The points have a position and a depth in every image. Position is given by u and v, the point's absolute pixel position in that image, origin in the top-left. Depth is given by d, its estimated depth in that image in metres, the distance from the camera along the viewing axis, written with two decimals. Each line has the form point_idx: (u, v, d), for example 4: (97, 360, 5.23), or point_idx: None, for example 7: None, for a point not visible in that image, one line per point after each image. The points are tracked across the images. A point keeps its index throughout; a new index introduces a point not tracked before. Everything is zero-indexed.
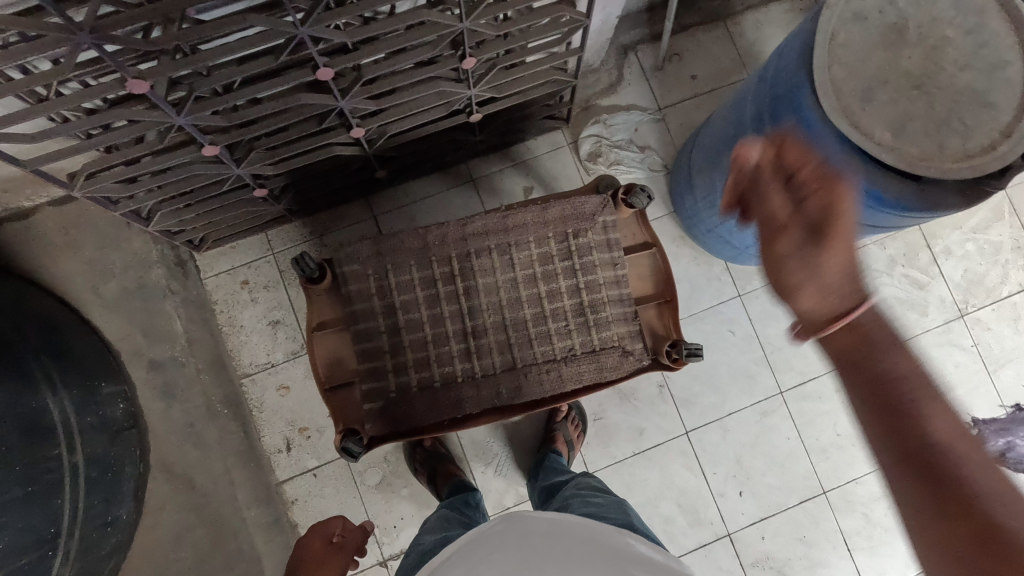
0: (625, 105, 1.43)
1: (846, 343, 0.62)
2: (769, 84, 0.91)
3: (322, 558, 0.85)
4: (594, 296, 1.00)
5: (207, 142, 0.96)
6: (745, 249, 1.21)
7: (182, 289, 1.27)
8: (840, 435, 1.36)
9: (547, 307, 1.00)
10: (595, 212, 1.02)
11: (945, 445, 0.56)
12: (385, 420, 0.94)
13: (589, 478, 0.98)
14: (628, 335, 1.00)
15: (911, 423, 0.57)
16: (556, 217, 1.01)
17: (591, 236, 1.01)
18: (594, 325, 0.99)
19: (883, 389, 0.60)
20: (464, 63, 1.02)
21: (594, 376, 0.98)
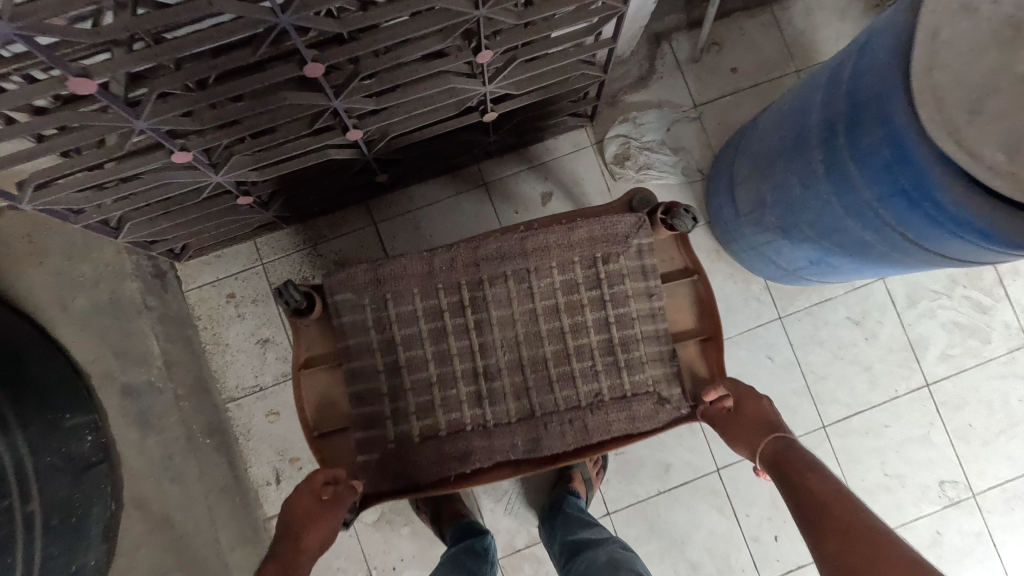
0: (657, 101, 1.27)
1: (780, 458, 0.73)
2: (846, 88, 0.75)
3: (315, 515, 0.73)
4: (625, 333, 0.87)
5: (177, 148, 0.83)
6: (793, 271, 1.07)
7: (160, 304, 1.14)
8: (889, 474, 1.23)
9: (571, 345, 0.86)
10: (628, 234, 0.87)
11: (844, 510, 0.63)
12: (382, 475, 0.82)
13: (623, 555, 0.87)
14: (662, 378, 0.86)
15: (820, 502, 0.65)
16: (582, 239, 0.87)
17: (622, 262, 0.87)
18: (624, 366, 0.86)
19: (796, 483, 0.69)
20: (479, 57, 0.87)
21: (625, 426, 0.85)
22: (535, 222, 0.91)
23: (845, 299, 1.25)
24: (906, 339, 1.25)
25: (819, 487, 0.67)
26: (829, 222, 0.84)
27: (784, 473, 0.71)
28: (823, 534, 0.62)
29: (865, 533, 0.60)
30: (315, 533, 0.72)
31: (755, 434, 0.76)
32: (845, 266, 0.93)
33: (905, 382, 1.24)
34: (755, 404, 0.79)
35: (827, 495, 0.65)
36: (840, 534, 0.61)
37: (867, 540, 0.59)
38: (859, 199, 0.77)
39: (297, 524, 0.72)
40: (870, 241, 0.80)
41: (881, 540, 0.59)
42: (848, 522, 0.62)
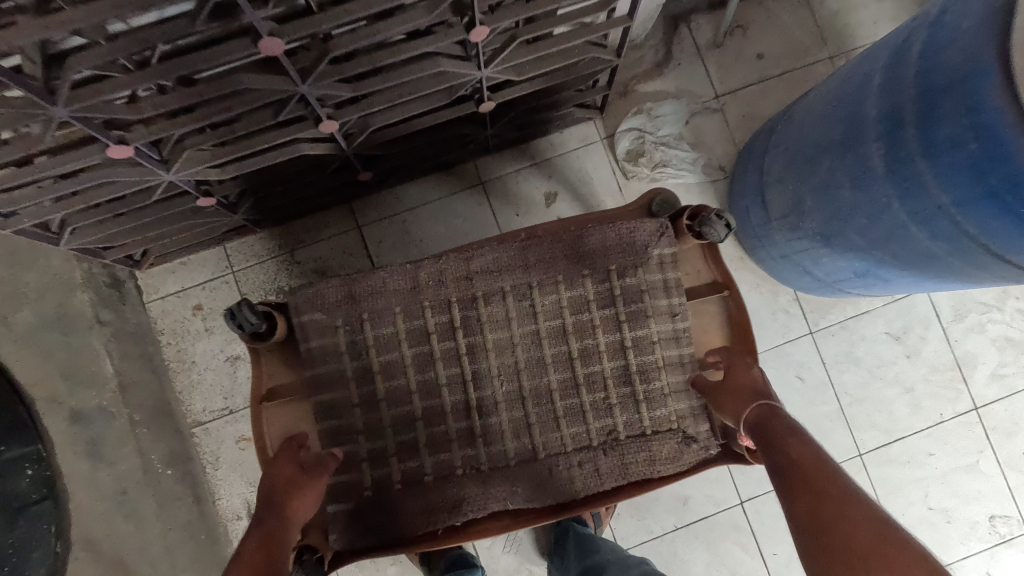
0: (674, 91, 1.14)
1: (769, 434, 0.62)
2: (917, 69, 0.62)
3: (301, 478, 0.65)
4: (644, 360, 0.74)
5: (113, 142, 0.70)
6: (832, 283, 0.94)
7: (115, 318, 1.02)
8: (933, 509, 1.10)
9: (580, 374, 0.73)
10: (646, 244, 0.74)
11: (834, 492, 0.52)
12: (356, 529, 0.69)
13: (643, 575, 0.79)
14: (687, 414, 0.74)
15: (796, 464, 0.57)
16: (594, 249, 0.74)
17: (640, 277, 0.75)
18: (643, 399, 0.73)
19: (777, 451, 0.59)
20: (473, 35, 0.74)
21: (642, 471, 0.72)
22: (538, 230, 0.78)
23: (884, 312, 1.12)
24: (952, 357, 1.12)
25: (797, 445, 0.58)
26: (887, 229, 0.71)
27: (765, 435, 0.62)
28: (796, 497, 0.54)
29: (837, 495, 0.52)
30: (301, 502, 0.63)
31: (739, 396, 0.68)
32: (898, 279, 0.80)
33: (951, 406, 1.11)
34: (743, 368, 0.70)
35: (803, 457, 0.57)
36: (812, 496, 0.53)
37: (837, 501, 0.51)
38: (928, 202, 0.64)
39: (283, 489, 0.63)
40: (937, 252, 0.67)
41: (854, 501, 0.51)
42: (821, 483, 0.53)
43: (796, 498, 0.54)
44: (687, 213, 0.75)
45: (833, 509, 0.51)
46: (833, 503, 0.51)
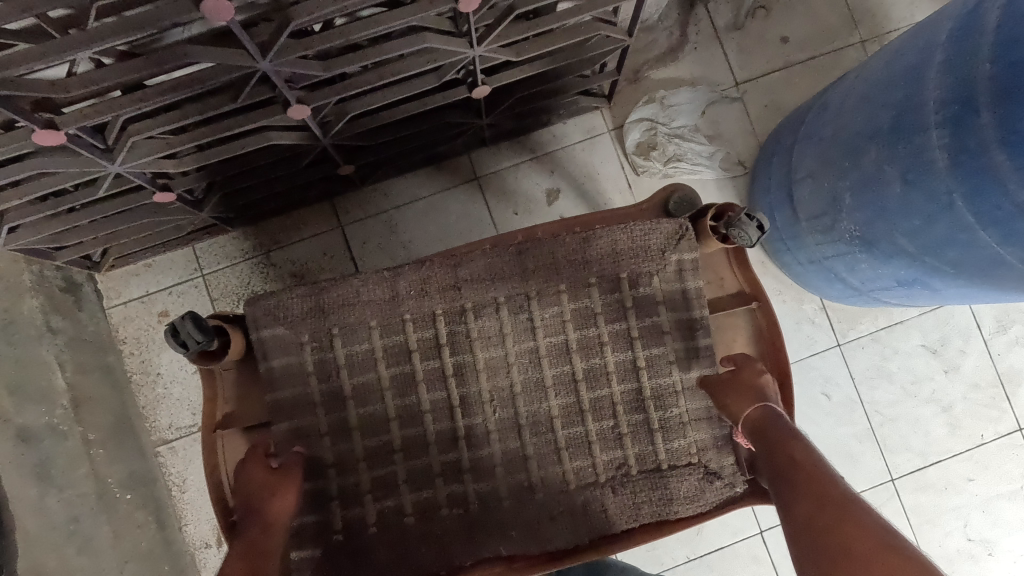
0: (689, 77, 1.04)
1: (769, 436, 0.54)
2: (994, 44, 0.52)
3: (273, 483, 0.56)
4: (658, 383, 0.63)
5: (38, 127, 0.60)
6: (867, 291, 0.83)
7: (70, 326, 0.92)
8: (972, 540, 0.99)
9: (585, 397, 0.63)
10: (662, 249, 0.64)
11: (839, 504, 0.45)
12: None
13: None
14: (710, 446, 0.63)
15: (795, 469, 0.50)
16: (601, 254, 0.64)
17: (655, 286, 0.64)
18: (658, 428, 0.63)
19: (778, 456, 0.52)
20: (463, 5, 0.63)
21: (656, 510, 0.61)
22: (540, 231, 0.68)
23: (919, 323, 1.02)
24: (994, 373, 1.01)
25: (799, 445, 0.52)
26: (944, 232, 0.61)
27: (764, 437, 0.54)
28: (794, 504, 0.48)
29: (839, 503, 0.45)
30: (281, 505, 0.55)
31: (742, 394, 0.59)
32: (948, 289, 0.70)
33: (994, 427, 1.01)
34: (749, 366, 0.60)
35: (804, 461, 0.50)
36: (810, 500, 0.47)
37: (839, 509, 0.45)
38: (1004, 201, 0.53)
39: (257, 498, 0.54)
40: (1006, 259, 0.57)
41: (857, 509, 0.44)
42: (821, 487, 0.47)
43: (793, 507, 0.48)
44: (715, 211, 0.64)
45: (832, 519, 0.44)
46: (835, 511, 0.45)
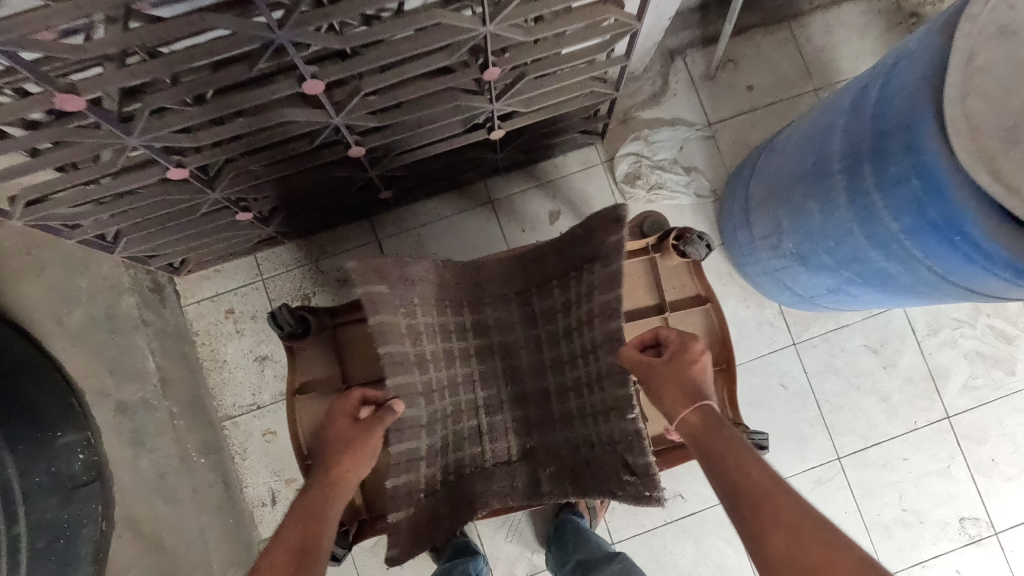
0: (669, 118, 1.24)
1: (725, 452, 0.59)
2: (872, 113, 0.71)
3: (350, 442, 0.66)
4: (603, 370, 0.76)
5: (172, 166, 0.81)
6: (809, 297, 1.02)
7: (157, 320, 1.13)
8: (906, 510, 1.18)
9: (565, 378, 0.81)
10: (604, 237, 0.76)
11: (814, 531, 0.51)
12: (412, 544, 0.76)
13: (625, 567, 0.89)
14: (626, 437, 0.70)
15: (758, 489, 0.55)
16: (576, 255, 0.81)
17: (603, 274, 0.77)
18: (603, 409, 0.74)
19: (738, 474, 0.57)
20: (485, 75, 0.84)
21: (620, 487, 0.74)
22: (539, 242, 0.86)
23: (862, 326, 1.21)
24: (926, 369, 1.20)
25: (752, 464, 0.57)
26: (850, 251, 0.81)
27: (712, 445, 0.61)
28: (767, 533, 0.52)
29: (811, 530, 0.51)
30: (353, 462, 0.65)
31: (675, 394, 0.65)
32: (864, 296, 0.89)
33: (925, 415, 1.19)
34: (683, 358, 0.67)
35: (765, 483, 0.55)
36: (784, 531, 0.51)
37: (816, 537, 0.50)
38: (882, 230, 0.73)
39: (338, 451, 0.65)
40: (893, 272, 0.76)
41: (829, 534, 0.50)
42: (791, 515, 0.52)
43: (765, 540, 0.52)
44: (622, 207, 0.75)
45: (811, 547, 0.50)
46: (812, 543, 0.50)
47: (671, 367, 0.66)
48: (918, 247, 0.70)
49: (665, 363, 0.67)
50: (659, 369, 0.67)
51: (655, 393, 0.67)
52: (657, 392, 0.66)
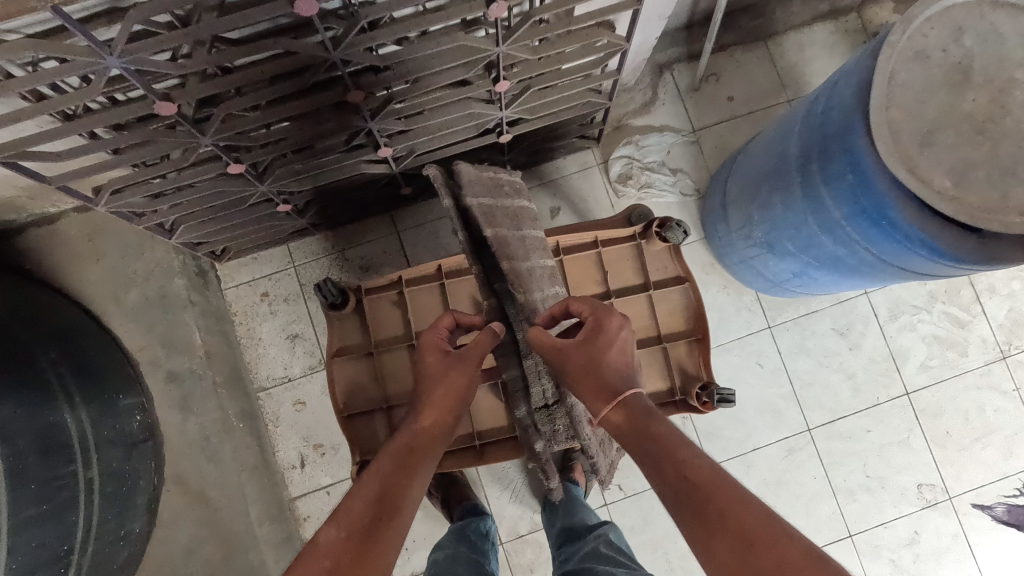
0: (658, 125, 1.39)
1: (654, 449, 0.58)
2: (820, 120, 0.86)
3: (442, 373, 0.69)
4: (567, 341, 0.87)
5: (232, 161, 0.94)
6: (779, 283, 1.16)
7: (202, 300, 1.27)
8: (870, 476, 1.31)
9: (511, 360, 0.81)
10: (484, 219, 0.80)
11: (765, 531, 0.48)
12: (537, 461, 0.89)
13: (607, 531, 0.93)
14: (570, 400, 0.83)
15: (700, 491, 0.52)
16: (517, 211, 0.91)
17: (511, 259, 0.79)
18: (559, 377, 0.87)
19: (679, 476, 0.54)
20: (497, 87, 0.98)
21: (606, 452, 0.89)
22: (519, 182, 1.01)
23: (830, 312, 1.35)
24: (888, 350, 1.34)
25: (690, 461, 0.55)
26: (806, 238, 0.95)
27: (641, 439, 0.60)
28: (715, 542, 0.49)
29: (762, 531, 0.48)
30: (445, 390, 0.68)
31: (591, 381, 0.66)
32: (822, 279, 1.03)
33: (887, 391, 1.33)
34: (596, 344, 0.67)
35: (709, 482, 0.52)
36: (733, 537, 0.49)
37: (773, 537, 0.48)
38: (829, 218, 0.87)
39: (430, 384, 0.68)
40: (841, 255, 0.91)
41: (774, 528, 0.48)
42: (739, 517, 0.49)
43: (712, 544, 0.50)
44: (473, 199, 0.81)
45: (764, 549, 0.47)
46: (758, 543, 0.48)
47: (584, 354, 0.67)
48: (857, 231, 0.84)
49: (575, 350, 0.67)
50: (569, 357, 0.67)
51: (572, 380, 0.67)
52: (575, 380, 0.67)
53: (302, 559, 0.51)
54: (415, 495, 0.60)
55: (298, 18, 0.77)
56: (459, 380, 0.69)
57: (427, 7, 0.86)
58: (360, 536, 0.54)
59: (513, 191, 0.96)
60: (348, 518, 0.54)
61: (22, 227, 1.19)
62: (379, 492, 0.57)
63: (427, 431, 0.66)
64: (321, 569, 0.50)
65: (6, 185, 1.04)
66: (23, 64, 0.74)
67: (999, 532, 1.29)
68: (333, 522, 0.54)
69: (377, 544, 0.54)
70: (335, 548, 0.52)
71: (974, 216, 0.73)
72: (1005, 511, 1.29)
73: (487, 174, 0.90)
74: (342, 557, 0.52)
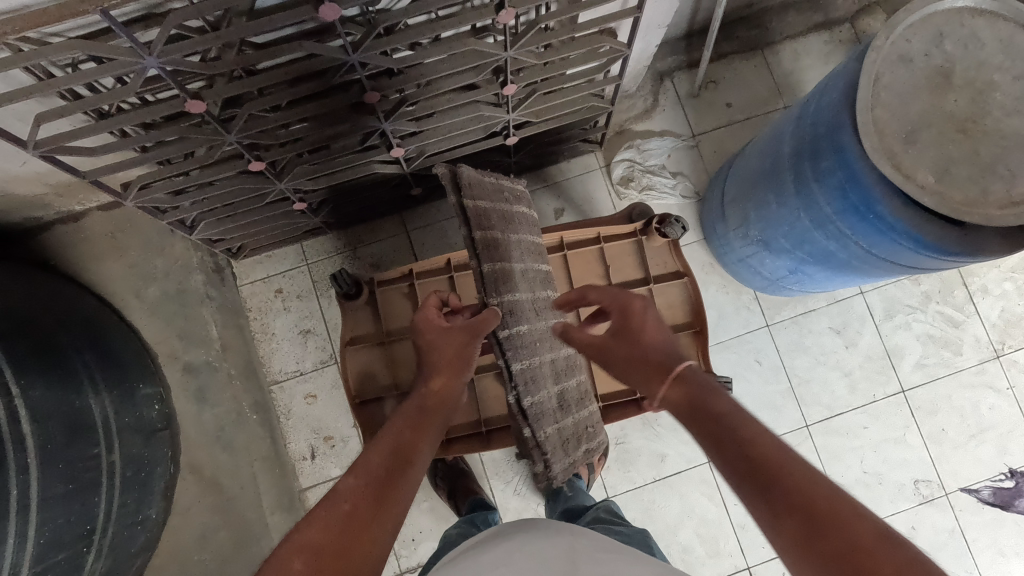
0: (658, 130, 1.44)
1: (701, 425, 0.57)
2: (811, 121, 0.90)
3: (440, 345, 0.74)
4: (539, 328, 0.89)
5: (254, 159, 0.99)
6: (776, 281, 1.21)
7: (218, 295, 1.31)
8: (867, 472, 1.34)
9: (500, 359, 0.79)
10: (476, 219, 0.83)
11: (831, 511, 0.45)
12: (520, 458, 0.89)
13: (606, 504, 0.99)
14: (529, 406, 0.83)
15: (757, 467, 0.50)
16: (513, 214, 0.94)
17: (499, 262, 0.83)
18: (554, 370, 0.92)
19: (732, 452, 0.53)
20: (504, 90, 1.03)
21: (567, 445, 0.90)
22: (521, 189, 1.03)
23: (826, 311, 1.39)
24: (883, 349, 1.38)
25: (756, 440, 0.52)
26: (800, 234, 0.99)
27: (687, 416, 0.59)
28: (779, 521, 0.47)
29: (826, 508, 0.45)
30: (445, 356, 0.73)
31: (631, 366, 0.68)
32: (817, 274, 1.06)
33: (883, 388, 1.36)
34: (630, 328, 0.70)
35: (764, 457, 0.50)
36: (794, 515, 0.46)
37: (839, 514, 0.45)
38: (822, 213, 0.91)
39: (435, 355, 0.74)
40: (833, 249, 0.95)
41: (842, 508, 0.45)
42: (799, 494, 0.47)
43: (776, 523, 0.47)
44: (471, 201, 0.84)
45: (826, 529, 0.44)
46: (823, 524, 0.44)
47: (621, 339, 0.70)
48: (847, 226, 0.88)
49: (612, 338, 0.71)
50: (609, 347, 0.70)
51: (618, 366, 0.70)
52: (619, 367, 0.70)
53: (322, 505, 0.52)
54: (427, 454, 0.63)
55: (320, 23, 0.83)
56: (460, 350, 0.75)
57: (439, 14, 0.92)
58: (377, 484, 0.55)
59: (513, 198, 0.98)
60: (365, 470, 0.56)
61: (47, 224, 1.24)
62: (393, 448, 0.60)
63: (431, 398, 0.70)
64: (341, 510, 0.51)
65: (35, 182, 1.09)
66: (64, 65, 0.80)
67: (996, 527, 1.31)
68: (352, 474, 0.55)
69: (393, 493, 0.55)
70: (354, 495, 0.53)
71: (955, 208, 0.77)
72: (990, 493, 1.32)
73: (490, 179, 0.93)
74: (363, 503, 0.53)
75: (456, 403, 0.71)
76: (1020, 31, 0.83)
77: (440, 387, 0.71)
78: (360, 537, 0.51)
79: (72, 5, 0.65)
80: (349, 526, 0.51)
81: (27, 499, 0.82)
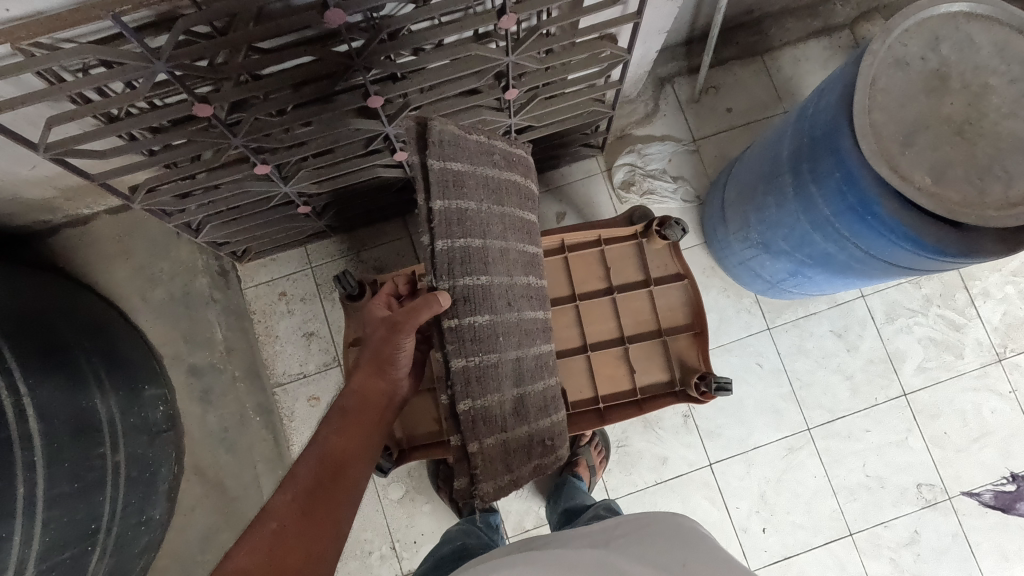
0: (659, 135, 1.45)
1: None
2: (810, 123, 0.91)
3: (372, 340, 0.81)
4: (503, 320, 0.82)
5: (259, 163, 1.00)
6: (776, 283, 1.21)
7: (223, 298, 1.33)
8: (869, 476, 1.34)
9: (441, 353, 0.77)
10: (438, 187, 0.78)
11: None
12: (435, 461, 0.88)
13: (607, 504, 0.99)
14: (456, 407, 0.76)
15: None
16: (496, 179, 0.87)
17: (461, 238, 0.79)
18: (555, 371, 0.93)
19: None
20: (506, 95, 1.04)
21: (511, 461, 0.80)
22: (519, 153, 0.95)
23: (827, 314, 1.39)
24: (884, 352, 1.38)
25: None
26: (799, 236, 1.00)
27: None
28: None
29: None
30: (374, 350, 0.81)
31: None
32: (818, 276, 1.07)
33: (885, 392, 1.36)
34: None
35: None
36: None
37: None
38: (820, 215, 0.92)
39: (368, 352, 0.81)
40: (831, 251, 0.96)
41: None
42: None
43: None
44: (438, 161, 0.79)
45: None
46: None
47: None
48: (847, 227, 0.88)
49: None
50: None
51: None
52: None
53: (258, 524, 0.65)
54: (353, 451, 0.74)
55: (326, 29, 0.84)
56: (384, 346, 0.80)
57: (442, 20, 0.94)
58: (304, 497, 0.68)
59: (505, 163, 0.91)
60: (293, 486, 0.69)
61: (57, 228, 1.27)
62: (318, 459, 0.71)
63: (355, 395, 0.79)
64: (269, 529, 0.65)
65: (45, 186, 1.11)
66: (74, 71, 0.81)
67: (999, 531, 1.31)
68: (283, 490, 0.69)
69: (318, 502, 0.68)
70: (281, 510, 0.67)
71: (950, 208, 0.77)
72: (992, 497, 1.32)
73: (476, 138, 0.85)
74: (289, 517, 0.66)
75: (383, 397, 0.81)
76: (1015, 35, 0.84)
77: (367, 383, 0.80)
78: (287, 550, 0.64)
79: (84, 12, 0.67)
80: (278, 541, 0.64)
81: (34, 497, 0.83)
